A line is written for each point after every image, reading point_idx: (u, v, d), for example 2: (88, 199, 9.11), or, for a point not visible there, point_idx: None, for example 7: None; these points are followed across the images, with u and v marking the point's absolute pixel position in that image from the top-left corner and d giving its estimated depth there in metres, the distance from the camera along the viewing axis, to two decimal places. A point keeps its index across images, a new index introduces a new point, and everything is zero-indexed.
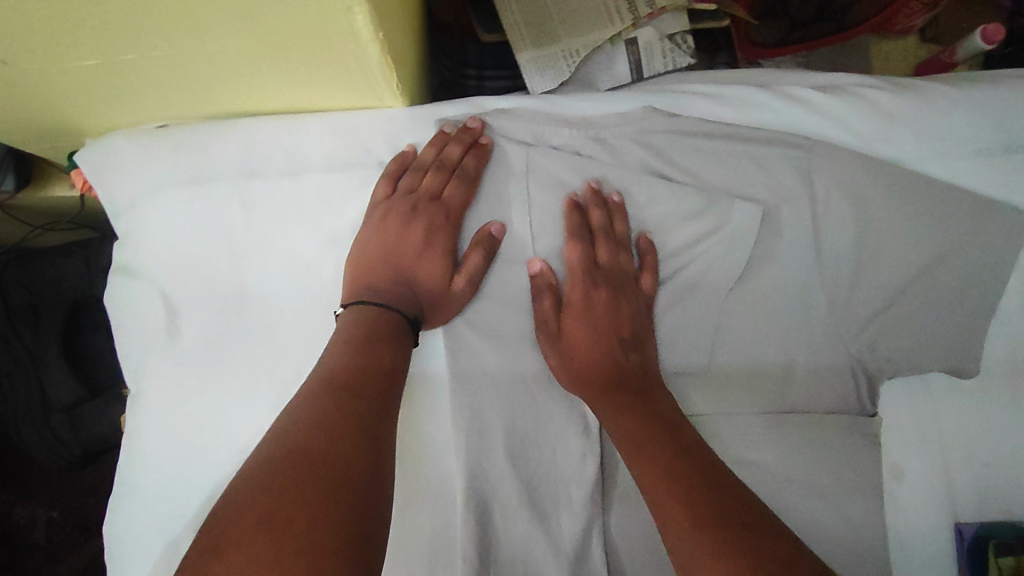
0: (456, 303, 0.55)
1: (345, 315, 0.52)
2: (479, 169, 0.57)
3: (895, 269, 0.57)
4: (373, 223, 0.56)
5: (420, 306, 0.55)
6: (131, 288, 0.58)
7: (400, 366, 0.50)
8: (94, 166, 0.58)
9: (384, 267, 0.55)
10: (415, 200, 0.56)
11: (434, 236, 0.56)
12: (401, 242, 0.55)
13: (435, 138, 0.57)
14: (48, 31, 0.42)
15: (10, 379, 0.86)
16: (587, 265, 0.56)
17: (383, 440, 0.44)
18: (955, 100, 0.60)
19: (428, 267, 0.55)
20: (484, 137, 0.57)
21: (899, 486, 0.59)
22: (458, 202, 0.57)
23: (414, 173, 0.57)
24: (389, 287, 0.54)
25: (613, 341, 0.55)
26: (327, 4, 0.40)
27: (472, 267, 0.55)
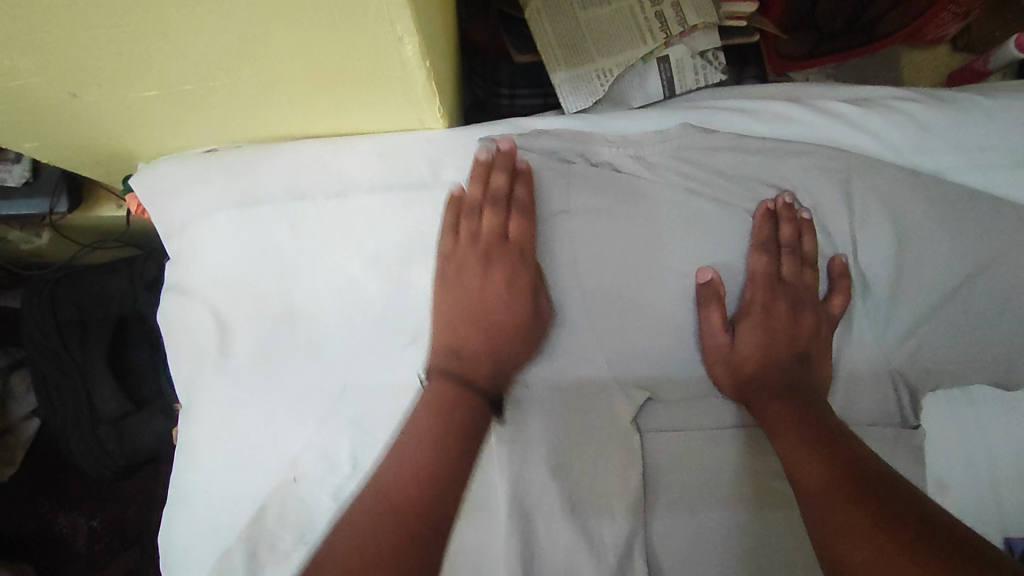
0: (538, 334, 0.57)
1: (433, 386, 0.54)
2: (529, 195, 0.58)
3: (934, 282, 0.57)
4: (448, 278, 0.57)
5: (508, 349, 0.56)
6: (183, 306, 0.60)
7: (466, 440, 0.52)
8: (148, 190, 0.61)
9: (475, 330, 0.56)
10: (484, 245, 0.57)
11: (516, 275, 0.57)
12: (482, 292, 0.57)
13: (476, 172, 0.58)
14: (119, 67, 0.45)
15: (60, 393, 0.90)
16: (790, 311, 0.57)
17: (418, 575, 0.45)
18: (993, 110, 0.60)
19: (511, 307, 0.57)
20: (520, 160, 0.58)
21: (947, 499, 0.57)
22: (525, 235, 0.58)
23: (472, 215, 0.58)
24: (477, 346, 0.56)
25: (784, 378, 0.55)
26: (381, 37, 0.42)
27: (546, 299, 0.58)
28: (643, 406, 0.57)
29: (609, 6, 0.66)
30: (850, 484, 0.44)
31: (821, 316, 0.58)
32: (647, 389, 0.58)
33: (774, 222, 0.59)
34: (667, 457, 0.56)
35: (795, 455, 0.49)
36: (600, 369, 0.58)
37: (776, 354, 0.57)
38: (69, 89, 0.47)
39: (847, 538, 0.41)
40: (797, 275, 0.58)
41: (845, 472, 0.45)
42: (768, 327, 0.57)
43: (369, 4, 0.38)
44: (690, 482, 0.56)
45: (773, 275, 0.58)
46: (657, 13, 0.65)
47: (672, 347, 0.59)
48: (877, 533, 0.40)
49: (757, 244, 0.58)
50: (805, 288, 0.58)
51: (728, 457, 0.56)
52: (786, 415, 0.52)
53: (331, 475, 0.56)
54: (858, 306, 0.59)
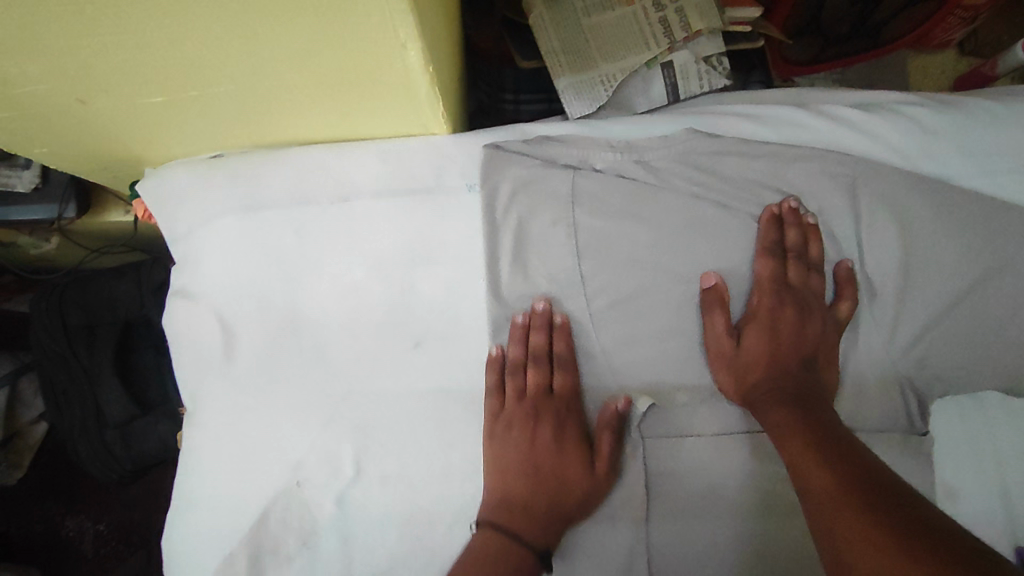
0: (602, 487, 0.55)
1: (481, 531, 0.52)
2: (569, 349, 0.58)
3: (945, 287, 0.56)
4: (496, 437, 0.56)
5: (564, 517, 0.54)
6: (188, 311, 0.60)
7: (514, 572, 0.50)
8: (154, 196, 0.61)
9: (520, 476, 0.55)
10: (534, 403, 0.57)
11: (564, 429, 0.56)
12: (534, 449, 0.56)
13: (514, 335, 0.58)
14: (125, 72, 0.45)
15: (67, 396, 0.90)
16: (798, 316, 0.57)
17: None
18: (1001, 114, 0.59)
19: (568, 468, 0.55)
20: (557, 315, 0.58)
21: (956, 506, 0.57)
22: (570, 393, 0.57)
23: (515, 378, 0.58)
24: (526, 495, 0.54)
25: (791, 384, 0.54)
26: (384, 42, 0.42)
27: (607, 455, 0.55)
28: (647, 412, 0.57)
29: (613, 11, 0.66)
30: (853, 493, 0.44)
31: (827, 322, 0.57)
32: (652, 395, 0.57)
33: (780, 227, 0.58)
34: (669, 463, 0.57)
35: (800, 464, 0.48)
36: (603, 378, 0.58)
37: (782, 360, 0.56)
38: (76, 95, 0.48)
39: (851, 549, 0.41)
40: (804, 280, 0.58)
41: (849, 479, 0.45)
42: (775, 332, 0.57)
43: (372, 9, 0.38)
44: (692, 488, 0.56)
45: (779, 280, 0.58)
46: (661, 18, 0.65)
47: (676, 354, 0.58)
48: (878, 537, 0.40)
49: (763, 246, 0.58)
50: (812, 293, 0.58)
51: (732, 463, 0.56)
52: (790, 423, 0.51)
53: (336, 480, 0.56)
54: (866, 311, 0.59)
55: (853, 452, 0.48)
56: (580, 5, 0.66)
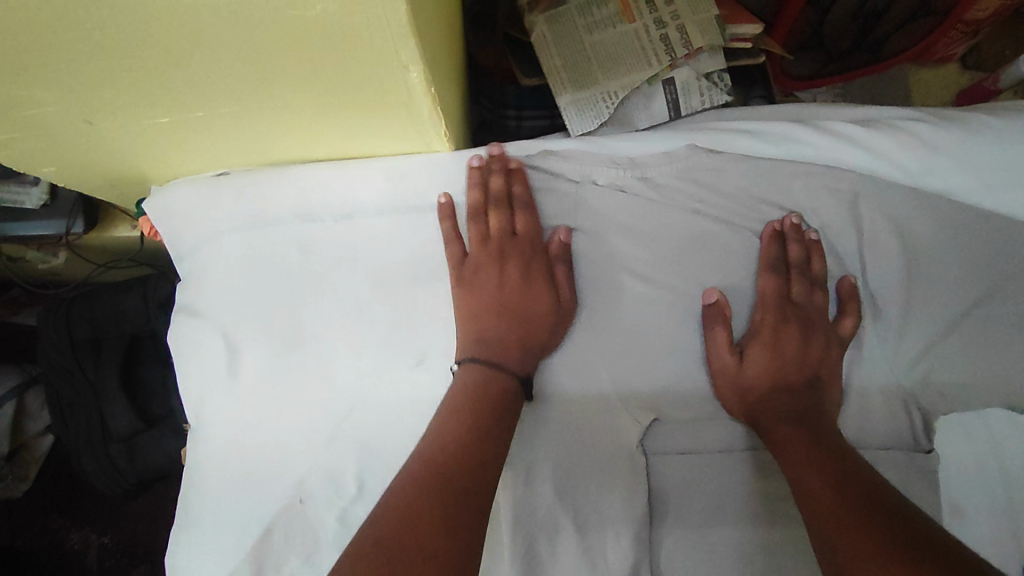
0: (562, 313, 0.58)
1: (467, 369, 0.54)
2: (527, 191, 0.59)
3: (942, 304, 0.57)
4: (464, 281, 0.57)
5: (534, 344, 0.56)
6: (192, 327, 0.61)
7: (500, 395, 0.53)
8: (160, 213, 0.62)
9: (488, 312, 0.56)
10: (499, 244, 0.58)
11: (532, 266, 0.58)
12: (502, 288, 0.57)
13: (472, 180, 0.59)
14: (132, 96, 0.46)
15: (73, 409, 0.91)
16: (801, 333, 0.57)
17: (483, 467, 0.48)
18: (1003, 130, 0.59)
19: (534, 296, 0.57)
20: (514, 160, 0.59)
21: (964, 525, 0.56)
22: (530, 230, 0.59)
23: (478, 222, 0.59)
24: (500, 330, 0.56)
25: (798, 404, 0.54)
26: (385, 64, 0.42)
27: (563, 280, 0.58)
28: (649, 427, 0.57)
29: (615, 28, 0.66)
30: (855, 508, 0.44)
31: (832, 339, 0.57)
32: (654, 410, 0.57)
33: (783, 243, 0.58)
34: (674, 480, 0.56)
35: (803, 479, 0.48)
36: (605, 391, 0.57)
37: (786, 378, 0.56)
38: (85, 117, 0.49)
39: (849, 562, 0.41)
40: (807, 296, 0.58)
41: (851, 496, 0.45)
42: (780, 349, 0.56)
43: (373, 32, 0.38)
44: (697, 505, 0.55)
45: (782, 296, 0.57)
46: (662, 36, 0.66)
47: (680, 369, 0.58)
48: (883, 558, 0.39)
49: (766, 263, 0.58)
50: (816, 310, 0.58)
51: (736, 480, 0.56)
52: (795, 441, 0.51)
53: (338, 496, 0.56)
54: (870, 327, 0.58)
55: (856, 471, 0.48)
56: (582, 23, 0.67)
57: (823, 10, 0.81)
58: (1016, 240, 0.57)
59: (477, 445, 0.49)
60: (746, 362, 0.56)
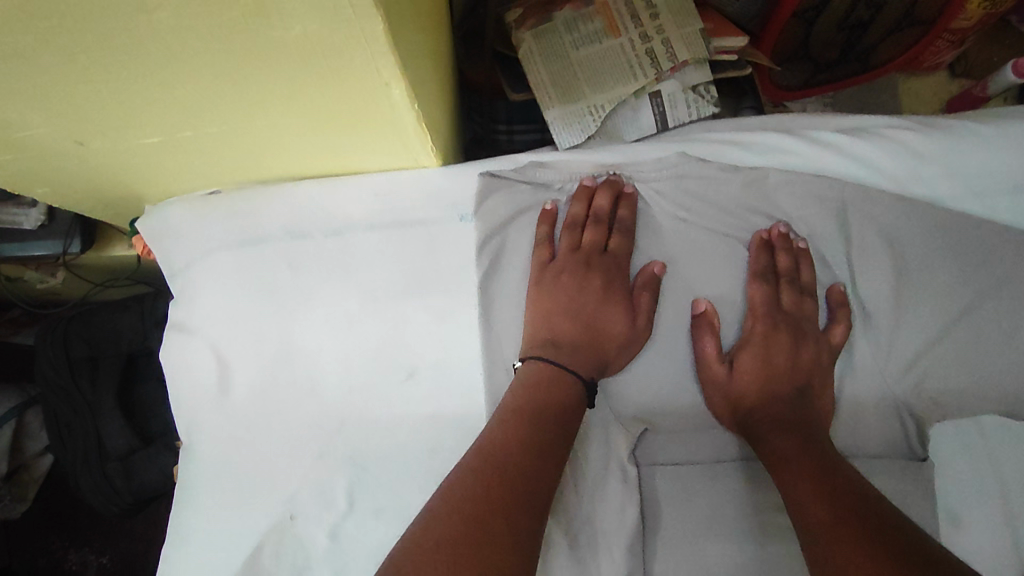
0: (634, 343, 0.58)
1: (529, 366, 0.55)
2: (632, 217, 0.60)
3: (933, 311, 0.57)
4: (546, 280, 0.59)
5: (602, 358, 0.57)
6: (185, 343, 0.61)
7: (567, 398, 0.53)
8: (153, 232, 0.62)
9: (565, 318, 0.58)
10: (585, 256, 0.59)
11: (612, 286, 0.59)
12: (582, 295, 0.58)
13: (580, 194, 0.61)
14: (120, 117, 0.47)
15: (71, 430, 0.91)
16: (791, 342, 0.57)
17: (546, 455, 0.48)
18: (988, 137, 0.60)
19: (612, 315, 0.57)
20: (626, 186, 0.60)
21: (959, 534, 0.55)
22: (623, 252, 0.60)
23: (573, 231, 0.60)
24: (573, 336, 0.57)
25: (792, 414, 0.54)
26: (367, 81, 0.43)
27: (645, 309, 0.58)
28: (641, 438, 0.56)
29: (600, 43, 0.67)
30: (849, 519, 0.43)
31: (822, 348, 0.57)
32: (646, 420, 0.57)
33: (771, 252, 0.59)
34: (668, 491, 0.55)
35: (795, 490, 0.48)
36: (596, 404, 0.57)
37: (777, 387, 0.56)
38: (75, 138, 0.49)
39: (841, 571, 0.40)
40: (797, 305, 0.58)
41: (844, 506, 0.44)
42: (774, 352, 0.57)
43: (352, 51, 0.38)
44: (693, 517, 0.54)
45: (772, 305, 0.58)
46: (647, 50, 0.66)
47: (671, 379, 0.58)
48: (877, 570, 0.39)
49: (754, 272, 0.58)
50: (807, 317, 0.58)
51: (731, 491, 0.55)
52: (788, 453, 0.51)
53: (328, 512, 0.56)
54: (859, 336, 0.58)
55: (850, 481, 0.47)
56: (568, 38, 0.68)
57: (811, 22, 0.79)
58: (1005, 244, 0.57)
59: (540, 434, 0.49)
60: (737, 371, 0.56)
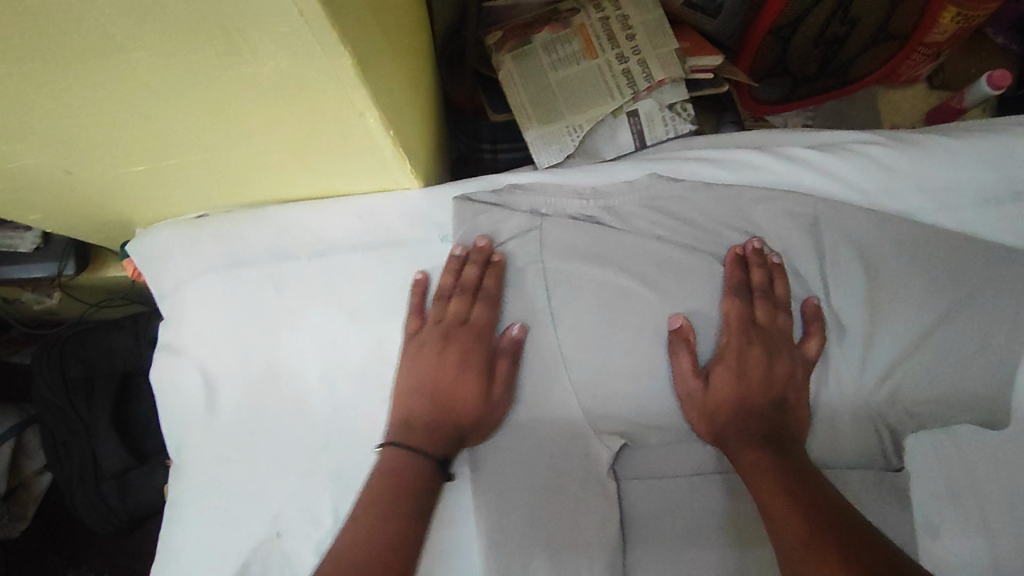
0: (488, 418, 0.57)
1: (384, 452, 0.54)
2: (497, 288, 0.60)
3: (908, 320, 0.58)
4: (410, 357, 0.58)
5: (458, 430, 0.56)
6: (174, 364, 0.62)
7: (421, 482, 0.52)
8: (144, 256, 0.63)
9: (420, 397, 0.57)
10: (446, 327, 0.58)
11: (470, 353, 0.58)
12: (439, 368, 0.57)
13: (449, 266, 0.60)
14: (107, 148, 0.48)
15: (67, 449, 0.92)
16: (765, 355, 0.57)
17: (400, 533, 0.49)
18: (957, 151, 0.62)
19: (466, 385, 0.57)
20: (496, 254, 0.60)
21: (935, 543, 0.56)
22: (485, 322, 0.59)
23: (439, 302, 0.59)
24: (427, 415, 0.56)
25: (764, 426, 0.55)
26: (342, 111, 0.44)
27: (503, 376, 0.57)
28: (619, 451, 0.58)
29: (578, 64, 0.69)
30: (818, 529, 0.44)
31: (796, 359, 0.58)
32: (625, 434, 0.58)
33: (745, 268, 0.59)
34: (647, 503, 0.57)
35: (769, 503, 0.49)
36: (576, 421, 0.57)
37: (751, 400, 0.56)
38: (62, 168, 0.51)
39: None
40: (771, 319, 0.58)
41: (815, 518, 0.45)
42: (746, 368, 0.57)
43: (324, 84, 0.40)
44: (672, 529, 0.56)
45: (746, 319, 0.58)
46: (624, 70, 0.68)
47: (649, 395, 0.59)
48: None
49: (729, 287, 0.59)
50: (781, 330, 0.58)
51: (709, 504, 0.56)
52: (762, 467, 0.51)
53: (313, 530, 0.57)
54: (836, 350, 0.59)
55: (825, 495, 0.48)
56: (547, 60, 0.69)
57: (786, 39, 0.80)
58: (976, 257, 0.59)
59: (375, 559, 0.46)
60: (713, 387, 0.56)
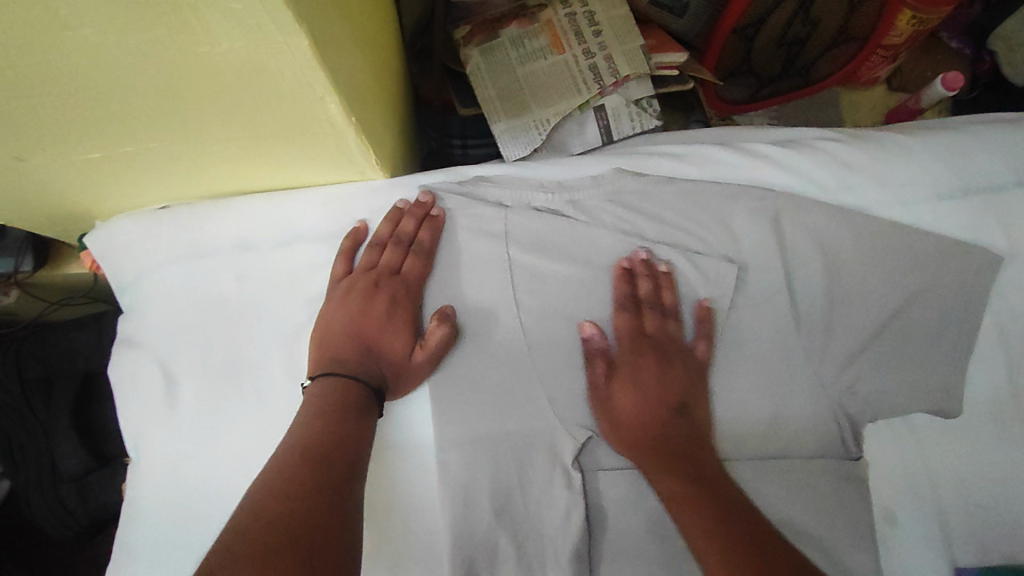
0: (417, 376, 0.57)
1: (310, 388, 0.54)
2: (432, 241, 0.60)
3: (863, 314, 0.59)
4: (337, 297, 0.58)
5: (384, 374, 0.56)
6: (133, 359, 0.60)
7: (356, 397, 0.53)
8: (102, 249, 0.62)
9: (347, 338, 0.57)
10: (376, 276, 0.59)
11: (396, 308, 0.58)
12: (363, 318, 0.57)
13: (390, 215, 0.60)
14: (59, 134, 0.47)
15: (23, 453, 0.88)
16: (661, 366, 0.58)
17: (357, 436, 0.51)
18: (912, 147, 0.63)
19: (396, 339, 0.57)
20: (435, 209, 0.61)
21: (892, 529, 0.58)
22: (416, 275, 0.59)
23: (373, 250, 0.60)
24: (355, 355, 0.56)
25: (680, 436, 0.55)
26: (302, 96, 0.44)
27: (435, 344, 0.56)
28: (584, 444, 0.57)
29: (546, 60, 0.69)
30: (708, 541, 0.48)
31: (692, 367, 0.58)
32: (591, 429, 0.57)
33: (631, 280, 0.59)
34: (613, 495, 0.57)
35: (675, 504, 0.51)
36: (542, 412, 0.57)
37: (657, 404, 0.57)
38: (14, 155, 0.49)
39: None
40: (661, 326, 0.59)
41: (700, 531, 0.48)
42: (654, 372, 0.58)
43: (280, 67, 0.40)
44: (637, 522, 0.56)
45: (632, 329, 0.59)
46: (591, 65, 0.69)
47: (616, 384, 0.59)
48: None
49: (618, 301, 0.59)
50: (677, 341, 0.59)
51: None
52: (670, 483, 0.52)
53: None
54: (798, 340, 0.60)
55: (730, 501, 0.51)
56: (514, 54, 0.70)
57: (750, 38, 0.81)
58: (930, 250, 0.60)
59: (330, 448, 0.48)
60: (607, 393, 0.57)
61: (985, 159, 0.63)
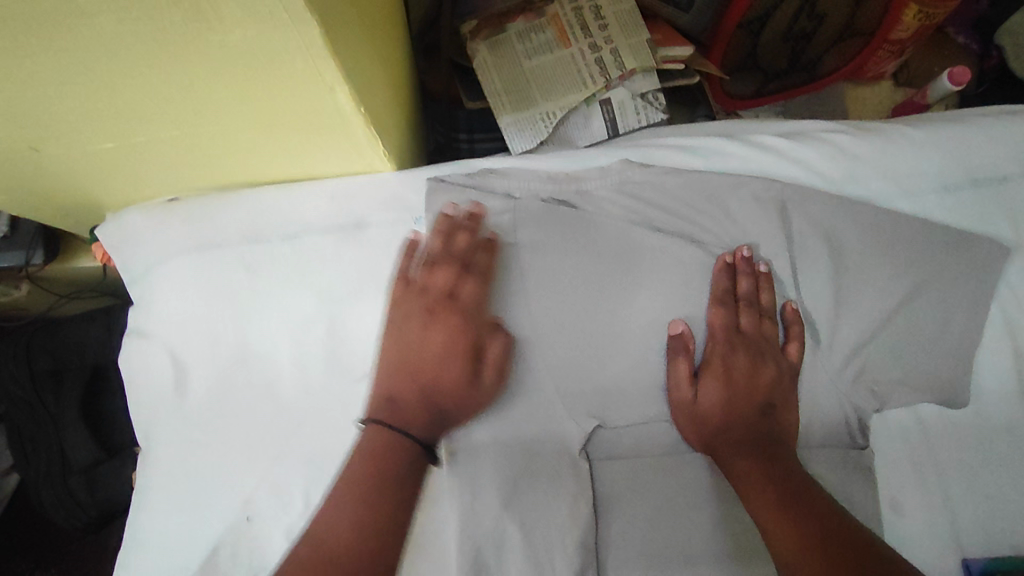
0: (470, 398, 0.56)
1: (369, 430, 0.53)
2: (490, 264, 0.59)
3: (871, 304, 0.59)
4: (399, 329, 0.57)
5: (439, 413, 0.55)
6: (143, 349, 0.61)
7: (400, 449, 0.52)
8: (114, 240, 0.62)
9: (408, 378, 0.55)
10: (431, 304, 0.57)
11: (458, 337, 0.56)
12: (424, 348, 0.55)
13: (441, 228, 0.58)
14: (73, 123, 0.48)
15: (34, 445, 0.89)
16: (751, 361, 0.57)
17: (369, 449, 0.52)
18: (917, 139, 0.64)
19: (454, 367, 0.55)
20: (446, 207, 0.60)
21: (898, 519, 0.57)
22: (475, 301, 0.57)
23: (406, 264, 0.59)
24: (410, 395, 0.54)
25: (750, 434, 0.55)
26: (312, 87, 0.44)
27: (461, 346, 0.56)
28: (592, 433, 0.59)
29: (552, 53, 0.70)
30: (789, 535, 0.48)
31: (780, 368, 0.58)
32: (597, 417, 0.59)
33: (732, 275, 0.59)
34: (618, 482, 0.58)
35: (754, 505, 0.51)
36: (550, 403, 0.58)
37: (753, 403, 0.56)
38: (28, 144, 0.50)
39: None
40: (756, 325, 0.59)
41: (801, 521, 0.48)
42: (744, 371, 0.57)
43: (290, 56, 0.40)
44: (642, 510, 0.56)
45: (728, 325, 0.58)
46: (597, 59, 0.69)
47: (622, 374, 0.59)
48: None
49: (716, 295, 0.59)
50: (766, 338, 0.59)
51: (677, 483, 0.57)
52: (743, 471, 0.52)
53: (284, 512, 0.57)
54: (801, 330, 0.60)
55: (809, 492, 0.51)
56: (521, 48, 0.70)
57: (756, 32, 0.82)
58: (936, 241, 0.60)
59: (355, 485, 0.50)
60: (733, 381, 0.56)
61: (990, 150, 0.63)
